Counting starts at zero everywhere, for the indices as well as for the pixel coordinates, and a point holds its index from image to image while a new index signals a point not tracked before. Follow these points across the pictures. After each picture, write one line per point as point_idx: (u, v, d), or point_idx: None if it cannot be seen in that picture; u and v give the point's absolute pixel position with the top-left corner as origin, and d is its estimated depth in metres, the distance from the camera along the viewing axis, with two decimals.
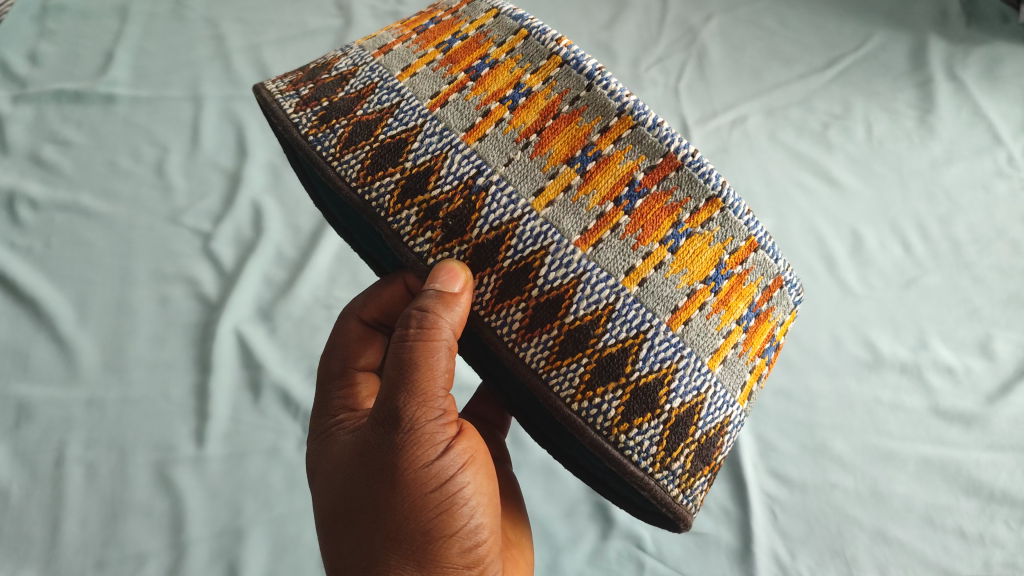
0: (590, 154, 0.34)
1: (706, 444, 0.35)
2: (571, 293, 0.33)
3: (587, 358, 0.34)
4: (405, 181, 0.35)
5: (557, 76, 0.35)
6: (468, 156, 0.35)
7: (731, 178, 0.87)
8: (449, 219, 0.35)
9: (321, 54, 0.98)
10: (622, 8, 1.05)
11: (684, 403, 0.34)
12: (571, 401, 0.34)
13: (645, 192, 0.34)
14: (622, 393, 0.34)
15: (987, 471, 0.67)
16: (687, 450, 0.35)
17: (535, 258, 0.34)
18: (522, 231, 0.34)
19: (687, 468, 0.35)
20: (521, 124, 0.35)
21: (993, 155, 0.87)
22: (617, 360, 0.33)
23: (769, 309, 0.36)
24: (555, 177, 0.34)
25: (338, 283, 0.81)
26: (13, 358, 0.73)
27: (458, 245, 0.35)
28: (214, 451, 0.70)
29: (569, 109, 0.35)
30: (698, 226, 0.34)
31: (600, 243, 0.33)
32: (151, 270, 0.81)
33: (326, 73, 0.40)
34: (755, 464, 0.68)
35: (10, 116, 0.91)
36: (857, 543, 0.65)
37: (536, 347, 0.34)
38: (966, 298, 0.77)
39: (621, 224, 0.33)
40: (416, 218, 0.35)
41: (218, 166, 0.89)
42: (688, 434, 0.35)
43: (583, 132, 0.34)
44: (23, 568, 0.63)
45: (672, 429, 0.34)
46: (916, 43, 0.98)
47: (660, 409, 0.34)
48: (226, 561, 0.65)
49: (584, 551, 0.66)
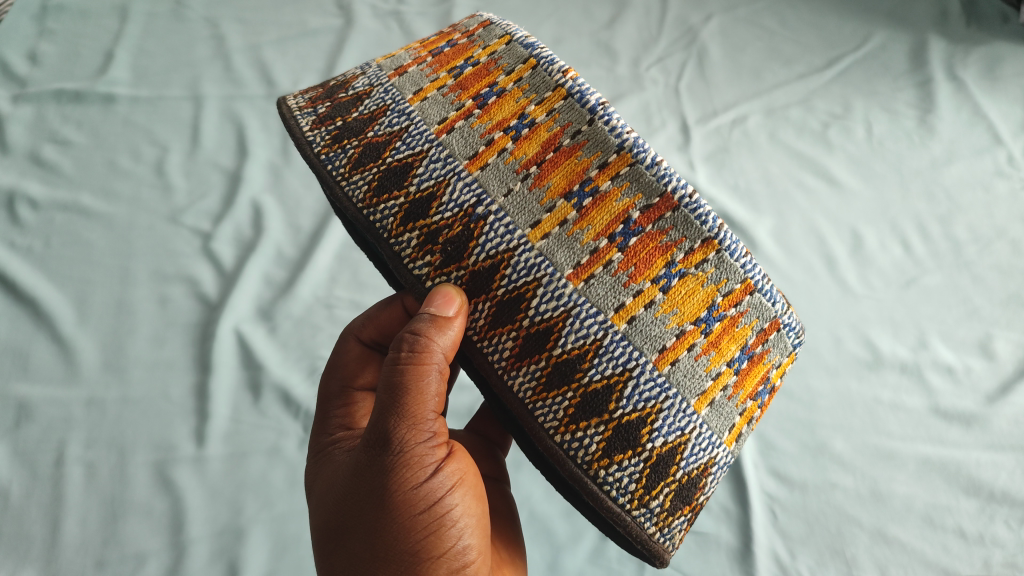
0: (587, 189, 0.34)
1: (688, 484, 0.35)
2: (560, 326, 0.33)
3: (573, 392, 0.34)
4: (408, 206, 0.35)
5: (560, 109, 0.35)
6: (469, 184, 0.35)
7: (731, 178, 0.87)
8: (448, 245, 0.35)
9: (321, 57, 0.98)
10: (622, 8, 1.05)
11: (667, 442, 0.34)
12: (554, 432, 0.34)
13: (640, 230, 0.33)
14: (605, 429, 0.34)
15: (987, 471, 0.67)
16: (666, 489, 0.34)
17: (528, 289, 0.34)
18: (517, 261, 0.34)
19: (666, 507, 0.35)
20: (522, 155, 0.35)
21: (994, 154, 0.87)
22: (602, 397, 0.34)
23: (764, 352, 0.35)
24: (552, 211, 0.34)
25: (338, 283, 0.81)
26: (13, 358, 0.73)
27: (455, 270, 0.35)
28: (214, 451, 0.70)
29: (569, 143, 0.34)
30: (692, 267, 0.33)
31: (592, 279, 0.33)
32: (151, 270, 0.81)
33: (344, 91, 0.40)
34: (755, 463, 0.68)
35: (10, 116, 0.91)
36: (857, 543, 0.65)
37: (524, 377, 0.34)
38: (966, 298, 0.77)
39: (614, 260, 0.33)
40: (416, 241, 0.35)
41: (219, 166, 0.89)
42: (669, 474, 0.34)
43: (582, 166, 0.34)
44: (22, 568, 0.63)
45: (652, 468, 0.34)
46: (917, 42, 0.98)
47: (641, 447, 0.34)
48: (226, 560, 0.65)
49: (584, 550, 0.66)
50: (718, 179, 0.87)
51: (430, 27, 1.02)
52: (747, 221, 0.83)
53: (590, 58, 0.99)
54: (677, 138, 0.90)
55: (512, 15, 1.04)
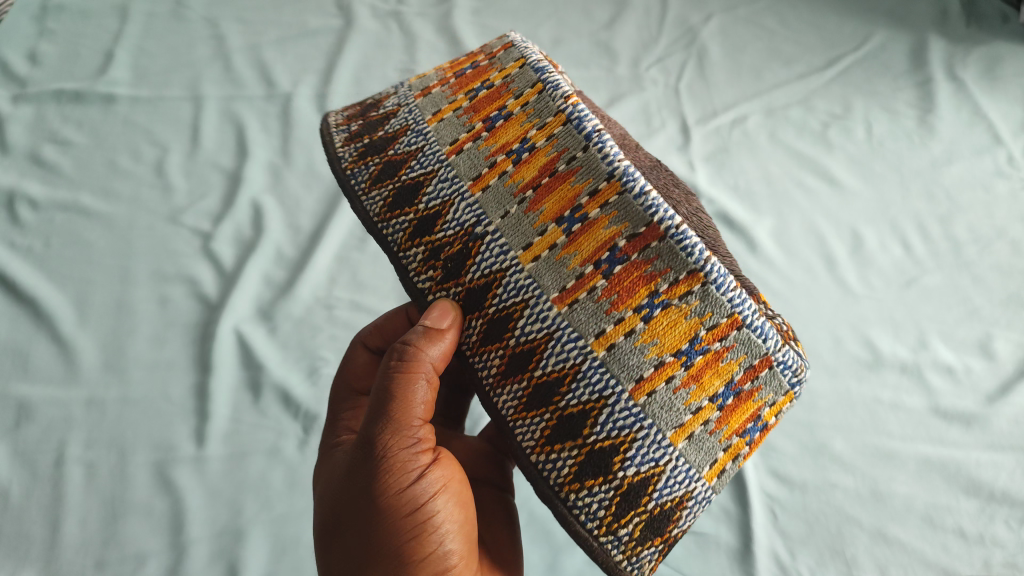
0: (577, 215, 0.34)
1: (660, 516, 0.34)
2: (542, 347, 0.34)
3: (550, 414, 0.34)
4: (417, 222, 0.37)
5: (559, 134, 0.35)
6: (471, 205, 0.36)
7: (731, 178, 0.87)
8: (449, 261, 0.36)
9: (322, 58, 0.99)
10: (622, 7, 1.05)
11: (639, 472, 0.33)
12: (531, 451, 0.34)
13: (624, 258, 0.33)
14: (577, 453, 0.34)
15: (988, 471, 0.67)
16: (636, 519, 0.34)
17: (516, 308, 0.35)
18: (508, 281, 0.35)
19: (635, 536, 0.34)
20: (520, 179, 0.36)
21: (994, 154, 0.87)
22: (577, 420, 0.34)
23: (755, 389, 0.34)
24: (543, 235, 0.34)
25: (338, 283, 0.81)
26: (13, 358, 0.73)
27: (453, 287, 0.36)
28: (214, 451, 0.70)
29: (565, 169, 0.35)
30: (675, 298, 0.33)
31: (575, 303, 0.34)
32: (151, 270, 0.81)
33: (376, 110, 0.42)
34: (755, 464, 0.69)
35: (10, 116, 0.91)
36: (857, 543, 0.65)
37: (507, 395, 0.35)
38: (966, 298, 0.77)
39: (597, 287, 0.33)
40: (422, 256, 0.36)
41: (219, 166, 0.89)
42: (640, 506, 0.33)
43: (574, 192, 0.34)
44: (22, 569, 0.63)
45: (622, 497, 0.33)
46: (917, 41, 0.98)
47: (613, 475, 0.33)
48: (226, 561, 0.65)
49: (584, 551, 0.65)
50: (718, 180, 0.87)
51: (430, 28, 1.02)
52: (747, 221, 0.83)
53: (589, 58, 0.99)
54: (677, 138, 0.90)
55: (511, 15, 1.04)
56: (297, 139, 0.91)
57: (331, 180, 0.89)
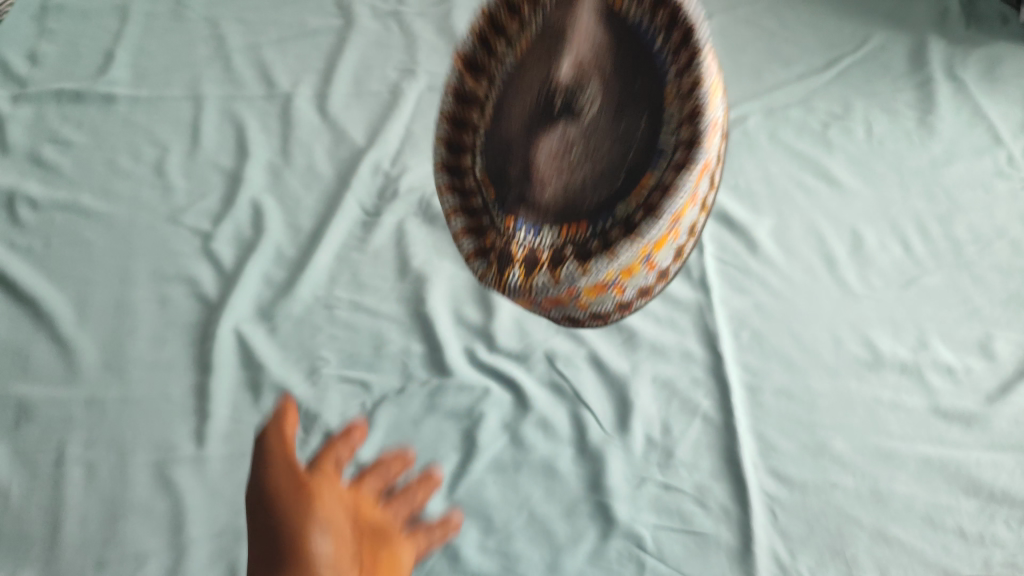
0: (621, 240, 0.49)
1: (685, 195, 0.50)
2: (585, 232, 0.50)
3: (600, 245, 0.50)
4: (511, 251, 0.52)
5: (565, 198, 0.50)
6: (540, 237, 0.51)
7: (731, 178, 0.87)
8: (544, 261, 0.51)
9: (322, 59, 0.99)
10: None
11: (677, 214, 0.50)
12: (603, 250, 0.50)
13: (649, 226, 0.49)
14: (631, 235, 0.49)
15: (987, 471, 0.67)
16: (670, 212, 0.50)
17: (575, 247, 0.50)
18: (568, 246, 0.51)
19: (675, 203, 0.49)
20: (568, 232, 0.50)
21: (994, 154, 0.87)
22: (619, 239, 0.49)
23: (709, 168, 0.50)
24: (598, 250, 0.50)
25: (338, 283, 0.80)
26: (14, 358, 0.74)
27: (544, 269, 0.52)
28: (213, 451, 0.70)
29: (596, 231, 0.50)
30: (671, 214, 0.49)
31: (622, 256, 0.50)
32: (151, 270, 0.81)
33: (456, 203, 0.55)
34: (755, 463, 0.69)
35: (10, 116, 0.91)
36: (857, 544, 0.65)
37: (580, 258, 0.51)
38: (966, 298, 0.78)
39: (628, 249, 0.50)
40: (523, 272, 0.52)
41: (219, 165, 0.89)
42: (675, 214, 0.51)
43: (611, 237, 0.49)
44: (22, 568, 0.64)
45: (671, 219, 0.50)
46: (916, 42, 0.98)
47: (666, 222, 0.50)
48: (226, 561, 0.65)
49: (584, 551, 0.65)
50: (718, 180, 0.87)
51: (431, 29, 1.02)
52: (747, 221, 0.83)
53: None
54: None
55: None
56: (297, 138, 0.91)
57: (330, 180, 0.89)
